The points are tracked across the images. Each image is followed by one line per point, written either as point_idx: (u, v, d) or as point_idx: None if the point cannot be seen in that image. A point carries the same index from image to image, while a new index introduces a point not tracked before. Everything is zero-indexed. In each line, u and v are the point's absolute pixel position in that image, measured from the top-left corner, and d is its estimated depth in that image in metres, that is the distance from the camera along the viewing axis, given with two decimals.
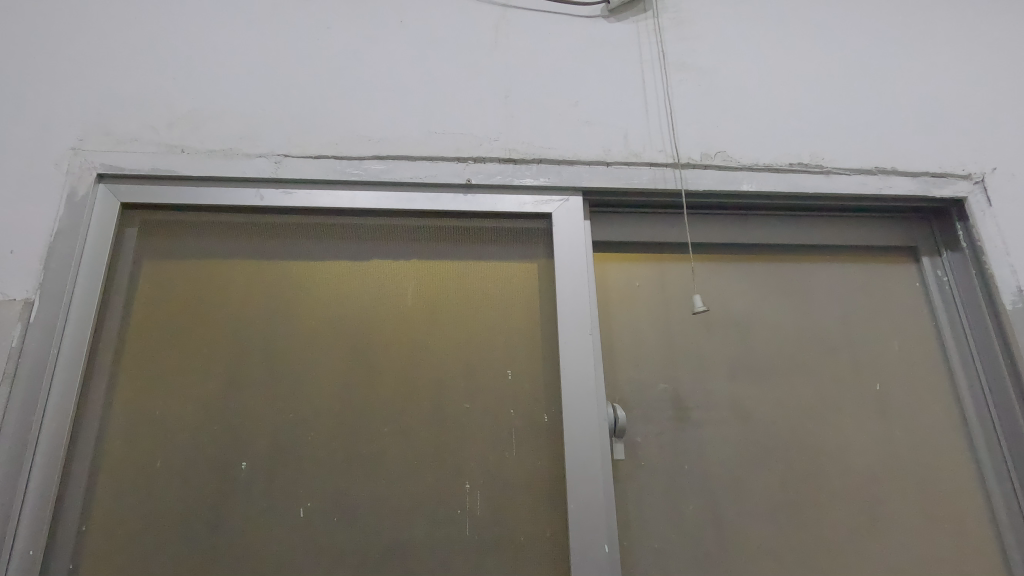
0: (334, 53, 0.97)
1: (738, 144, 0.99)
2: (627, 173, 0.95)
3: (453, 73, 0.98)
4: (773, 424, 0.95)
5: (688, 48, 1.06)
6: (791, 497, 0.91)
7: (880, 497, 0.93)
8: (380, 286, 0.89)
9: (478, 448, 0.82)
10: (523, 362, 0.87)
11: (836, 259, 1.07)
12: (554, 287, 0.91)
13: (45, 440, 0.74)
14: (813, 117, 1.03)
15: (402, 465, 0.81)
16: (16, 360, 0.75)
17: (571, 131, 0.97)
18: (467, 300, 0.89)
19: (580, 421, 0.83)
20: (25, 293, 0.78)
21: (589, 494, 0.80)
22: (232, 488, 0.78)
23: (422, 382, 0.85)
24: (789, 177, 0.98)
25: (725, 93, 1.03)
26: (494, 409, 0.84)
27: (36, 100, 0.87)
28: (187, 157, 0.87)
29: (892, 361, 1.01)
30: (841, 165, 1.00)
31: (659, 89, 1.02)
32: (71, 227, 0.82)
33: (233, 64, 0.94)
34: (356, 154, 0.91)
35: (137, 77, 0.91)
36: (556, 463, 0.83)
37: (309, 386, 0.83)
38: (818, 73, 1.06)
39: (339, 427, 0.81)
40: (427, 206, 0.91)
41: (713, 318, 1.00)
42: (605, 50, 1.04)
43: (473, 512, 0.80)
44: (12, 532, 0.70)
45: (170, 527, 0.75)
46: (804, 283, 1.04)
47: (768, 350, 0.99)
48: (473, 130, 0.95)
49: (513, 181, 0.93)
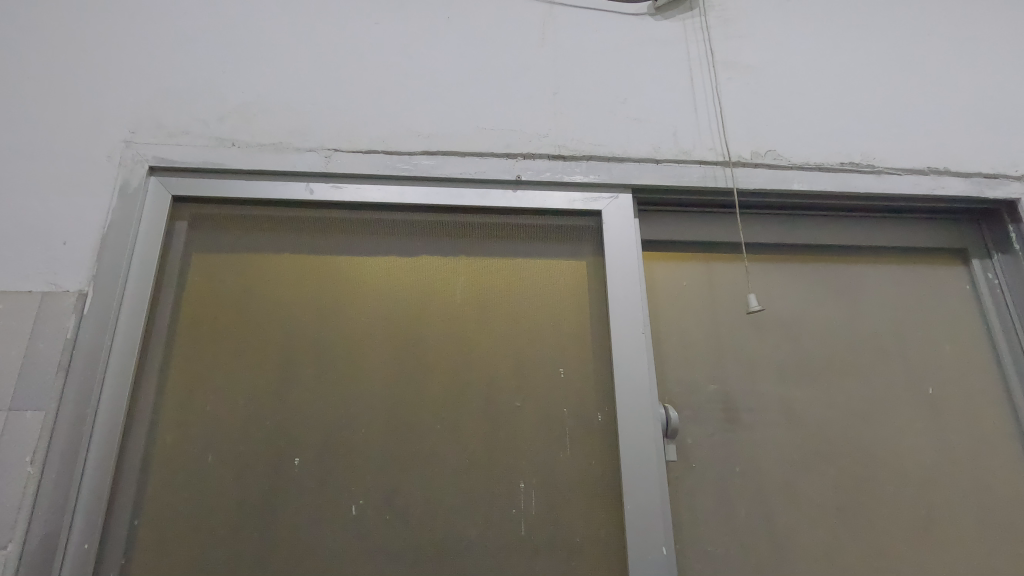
0: (382, 48, 0.96)
1: (788, 143, 0.98)
2: (678, 171, 0.94)
3: (502, 69, 0.97)
4: (826, 427, 0.93)
5: (736, 46, 1.05)
6: (845, 500, 0.90)
7: (936, 501, 0.91)
8: (429, 282, 0.88)
9: (531, 446, 0.81)
10: (576, 361, 0.86)
11: (884, 260, 1.05)
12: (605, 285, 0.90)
13: (99, 432, 0.73)
14: (863, 116, 1.01)
15: (455, 463, 0.80)
16: (70, 351, 0.75)
17: (620, 128, 0.96)
18: (517, 297, 0.88)
19: (635, 420, 0.82)
20: (79, 285, 0.77)
21: (646, 493, 0.79)
22: (285, 483, 0.77)
23: (473, 380, 0.83)
24: (840, 177, 0.97)
25: (774, 92, 1.01)
26: (546, 407, 0.83)
27: (88, 91, 0.87)
28: (237, 151, 0.87)
29: (944, 364, 0.99)
30: (892, 165, 0.99)
31: (707, 87, 1.01)
32: (124, 220, 0.81)
33: (283, 58, 0.93)
34: (406, 149, 0.90)
35: (188, 72, 0.90)
36: (610, 462, 0.81)
37: (360, 382, 0.82)
38: (867, 73, 1.05)
39: (390, 426, 0.80)
40: (477, 202, 0.90)
41: (762, 318, 0.99)
42: (652, 47, 1.03)
43: (529, 511, 0.78)
44: (68, 526, 0.69)
45: (225, 522, 0.74)
46: (853, 285, 1.03)
47: (818, 352, 0.98)
48: (522, 127, 0.94)
49: (563, 178, 0.92)
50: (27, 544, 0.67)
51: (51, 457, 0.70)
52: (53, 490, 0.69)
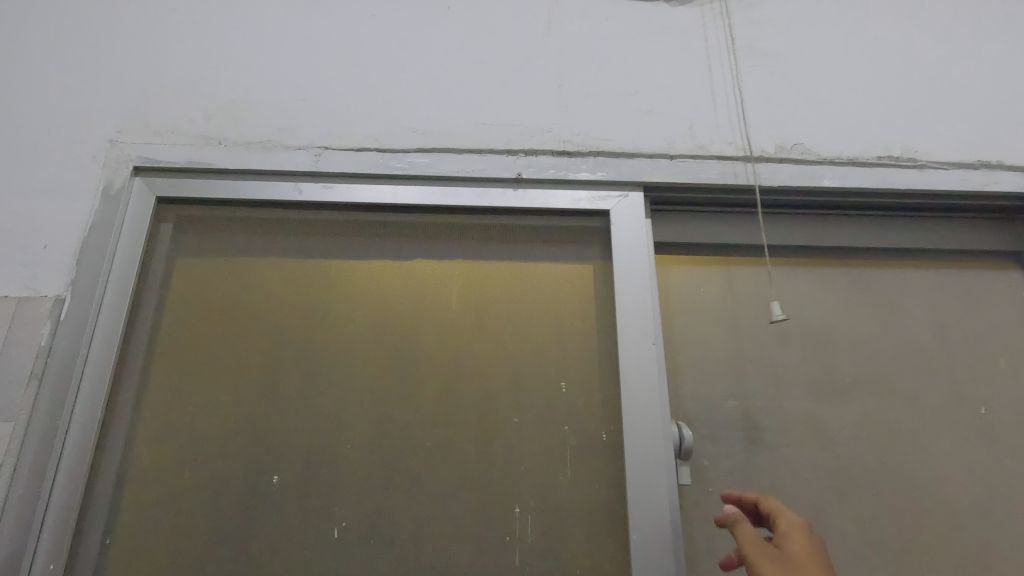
0: (377, 41, 0.91)
1: (818, 135, 0.89)
2: (694, 167, 0.87)
3: (504, 60, 0.91)
4: (861, 450, 0.84)
5: (759, 32, 0.97)
6: (884, 533, 0.80)
7: (989, 535, 0.80)
8: (423, 287, 0.82)
9: (528, 468, 0.75)
10: (579, 374, 0.79)
11: (928, 264, 0.95)
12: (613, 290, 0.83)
13: (71, 445, 0.70)
14: (903, 105, 0.92)
15: (445, 482, 0.74)
16: (44, 360, 0.71)
17: (630, 122, 0.89)
18: (517, 303, 0.82)
19: (643, 440, 0.74)
20: (57, 290, 0.74)
21: (654, 521, 0.71)
22: (262, 502, 0.72)
23: (466, 392, 0.77)
24: (877, 172, 0.88)
25: (802, 80, 0.93)
26: (546, 423, 0.77)
27: (75, 91, 0.85)
28: (224, 149, 0.83)
29: (998, 380, 0.88)
30: (937, 158, 0.89)
31: (727, 76, 0.93)
32: (105, 222, 0.78)
33: (275, 53, 0.89)
34: (401, 146, 0.85)
35: (176, 69, 0.87)
36: (615, 486, 0.74)
37: (345, 394, 0.76)
38: (906, 59, 0.95)
39: (376, 441, 0.75)
40: (475, 202, 0.84)
41: (788, 327, 0.90)
42: (666, 35, 0.96)
43: (524, 539, 0.72)
44: (33, 543, 0.65)
45: (199, 543, 0.70)
46: (892, 292, 0.93)
47: (852, 365, 0.88)
48: (524, 121, 0.88)
49: (568, 175, 0.85)
50: None
51: (19, 471, 0.67)
52: (19, 507, 0.66)
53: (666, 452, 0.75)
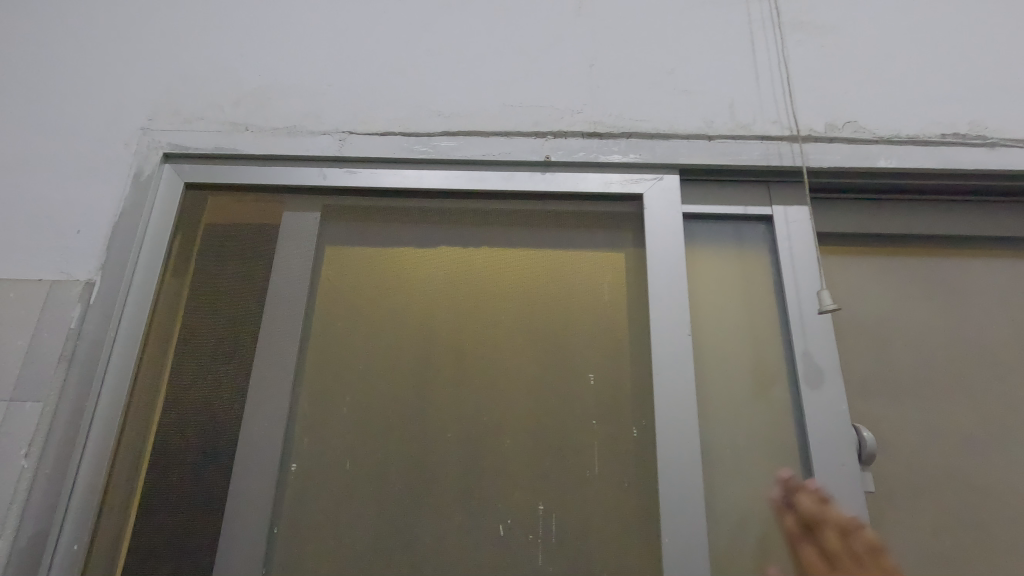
0: (405, 24, 0.90)
1: (874, 112, 0.82)
2: (735, 148, 0.81)
3: (534, 40, 0.88)
4: (924, 455, 0.76)
5: (807, 4, 0.90)
6: (951, 546, 0.72)
7: None
8: (448, 275, 0.79)
9: (554, 464, 0.70)
10: (608, 367, 0.74)
11: (998, 253, 0.86)
12: (732, 287, 0.81)
13: (96, 427, 0.70)
14: (972, 79, 0.84)
15: (467, 477, 0.70)
16: (74, 341, 0.72)
17: (666, 101, 0.84)
18: (547, 290, 0.78)
19: (676, 436, 0.70)
20: (88, 274, 0.75)
21: (689, 524, 0.66)
22: (278, 490, 0.70)
23: (492, 383, 0.74)
24: (941, 152, 0.80)
25: (856, 54, 0.86)
26: (574, 416, 0.72)
27: (111, 79, 0.86)
28: (250, 135, 0.83)
29: None
30: (1011, 136, 0.81)
31: (771, 52, 0.87)
32: (135, 208, 0.79)
33: (304, 39, 0.89)
34: (426, 130, 0.83)
35: (205, 57, 0.87)
36: (647, 487, 0.69)
37: (367, 384, 0.74)
38: (975, 29, 0.87)
39: (396, 432, 0.72)
40: (501, 185, 0.81)
41: (840, 320, 0.83)
42: (705, 10, 0.90)
43: (547, 539, 0.68)
44: (59, 522, 0.66)
45: (216, 530, 0.68)
46: (958, 284, 0.85)
47: (912, 363, 0.81)
48: (554, 102, 0.84)
49: (598, 157, 0.81)
50: (17, 541, 0.64)
51: (48, 452, 0.68)
52: (46, 486, 0.67)
53: (841, 454, 0.71)
